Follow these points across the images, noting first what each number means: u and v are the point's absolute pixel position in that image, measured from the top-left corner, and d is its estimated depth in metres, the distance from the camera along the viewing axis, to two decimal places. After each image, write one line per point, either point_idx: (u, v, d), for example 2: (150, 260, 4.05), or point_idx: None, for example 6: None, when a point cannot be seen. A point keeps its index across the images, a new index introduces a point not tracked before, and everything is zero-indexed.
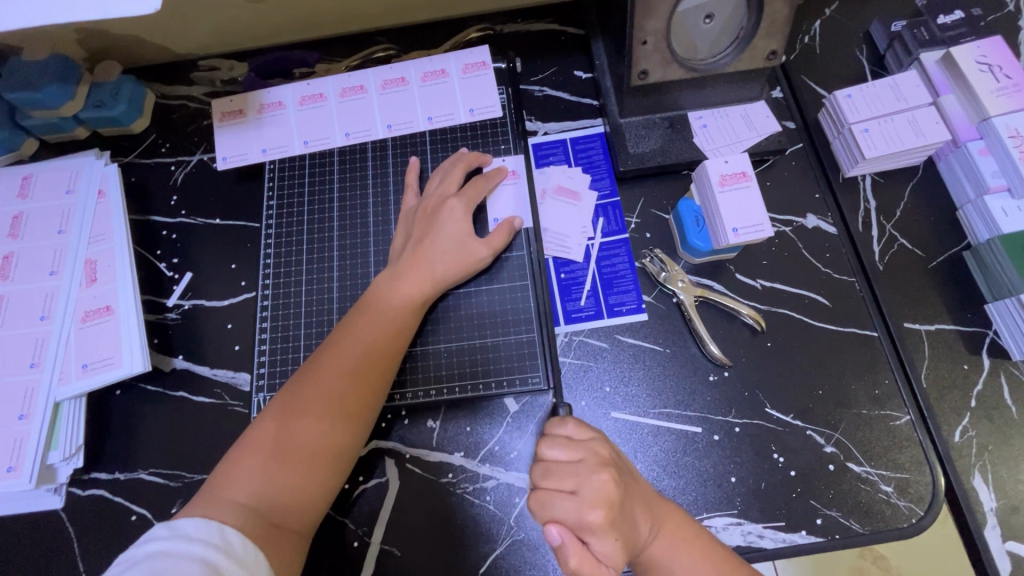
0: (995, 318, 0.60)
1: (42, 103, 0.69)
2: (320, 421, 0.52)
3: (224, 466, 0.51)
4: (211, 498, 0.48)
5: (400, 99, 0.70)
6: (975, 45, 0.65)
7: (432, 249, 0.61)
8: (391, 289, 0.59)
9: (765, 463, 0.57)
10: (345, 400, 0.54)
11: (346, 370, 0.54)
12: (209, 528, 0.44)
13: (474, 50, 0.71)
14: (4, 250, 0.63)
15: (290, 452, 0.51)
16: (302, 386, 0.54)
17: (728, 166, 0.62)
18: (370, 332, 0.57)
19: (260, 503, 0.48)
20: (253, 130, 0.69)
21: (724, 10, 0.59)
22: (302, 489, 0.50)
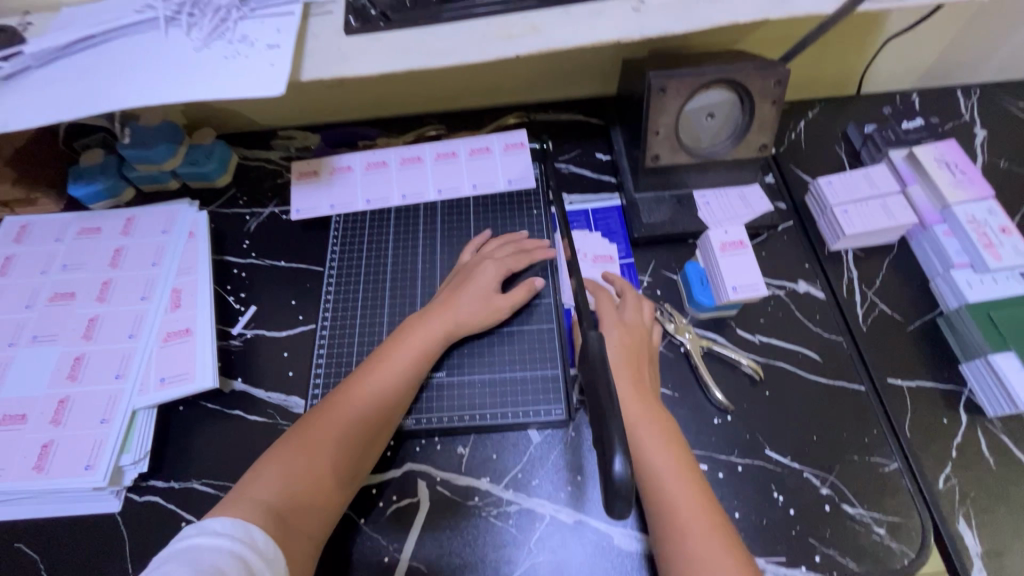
0: (969, 378, 0.67)
1: (148, 158, 0.82)
2: (340, 439, 0.58)
3: (251, 471, 0.55)
4: (238, 496, 0.52)
5: (449, 170, 0.82)
6: (934, 146, 0.78)
7: (462, 301, 0.69)
8: (415, 329, 0.66)
9: (766, 501, 0.63)
10: (364, 422, 0.60)
11: (368, 397, 0.61)
12: (233, 526, 0.48)
13: (514, 132, 0.84)
14: (104, 278, 0.73)
15: (312, 465, 0.56)
16: (327, 408, 0.59)
17: (728, 235, 0.72)
18: (391, 366, 0.63)
19: (283, 506, 0.53)
20: (324, 189, 0.82)
21: (722, 110, 0.73)
22: (318, 498, 0.56)
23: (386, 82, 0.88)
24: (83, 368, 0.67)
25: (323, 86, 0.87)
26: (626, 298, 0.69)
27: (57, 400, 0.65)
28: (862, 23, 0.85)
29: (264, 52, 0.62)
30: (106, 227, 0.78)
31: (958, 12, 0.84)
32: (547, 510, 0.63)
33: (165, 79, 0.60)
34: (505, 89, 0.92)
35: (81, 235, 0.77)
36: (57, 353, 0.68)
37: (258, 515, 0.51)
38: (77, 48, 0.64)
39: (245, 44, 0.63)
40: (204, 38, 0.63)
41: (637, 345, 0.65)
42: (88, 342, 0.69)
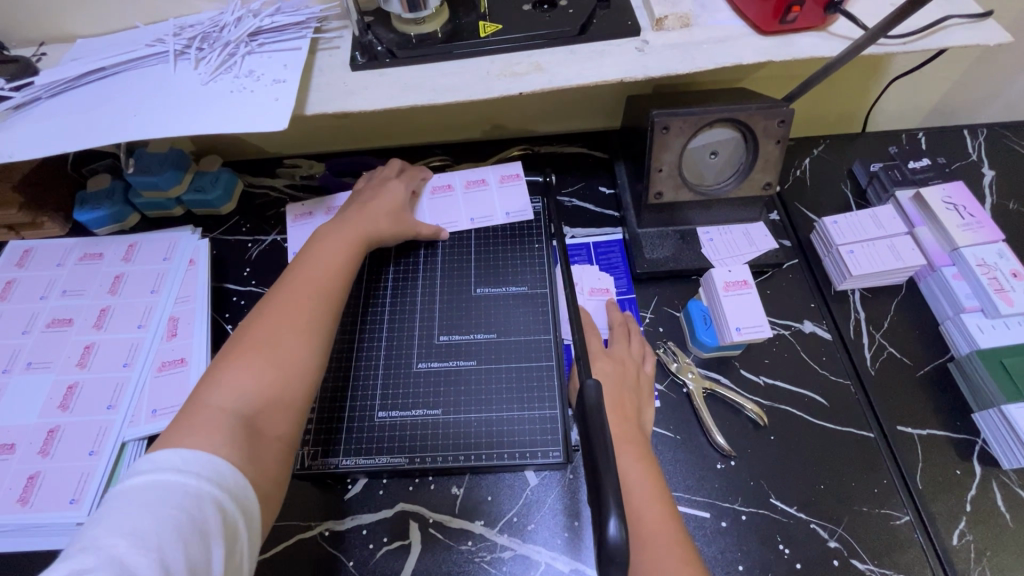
0: (982, 427, 0.65)
1: (154, 186, 0.82)
2: (293, 336, 0.56)
3: (199, 388, 0.51)
4: (193, 412, 0.49)
5: (446, 205, 0.82)
6: (941, 187, 0.77)
7: (374, 209, 0.73)
8: (337, 234, 0.68)
9: (771, 554, 0.60)
10: (310, 316, 0.59)
11: (306, 293, 0.60)
12: (197, 461, 0.44)
13: (509, 164, 0.86)
14: (103, 304, 0.73)
15: (266, 365, 0.53)
16: (263, 314, 0.58)
17: (731, 274, 0.71)
18: (325, 267, 0.64)
19: (246, 408, 0.50)
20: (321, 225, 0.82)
21: (726, 149, 0.72)
22: (281, 396, 0.53)
23: (391, 114, 0.88)
24: (75, 398, 0.66)
25: (330, 117, 0.88)
26: (615, 332, 0.70)
27: (47, 429, 0.64)
28: (866, 64, 0.85)
29: (270, 86, 0.63)
30: (108, 254, 0.78)
31: (963, 54, 0.85)
32: (542, 557, 0.61)
33: (171, 111, 0.61)
34: (510, 122, 0.93)
35: (83, 261, 0.77)
36: (51, 381, 0.67)
37: (219, 422, 0.48)
38: (86, 79, 0.65)
39: (252, 78, 0.63)
40: (212, 72, 0.64)
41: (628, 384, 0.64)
42: (82, 370, 0.68)
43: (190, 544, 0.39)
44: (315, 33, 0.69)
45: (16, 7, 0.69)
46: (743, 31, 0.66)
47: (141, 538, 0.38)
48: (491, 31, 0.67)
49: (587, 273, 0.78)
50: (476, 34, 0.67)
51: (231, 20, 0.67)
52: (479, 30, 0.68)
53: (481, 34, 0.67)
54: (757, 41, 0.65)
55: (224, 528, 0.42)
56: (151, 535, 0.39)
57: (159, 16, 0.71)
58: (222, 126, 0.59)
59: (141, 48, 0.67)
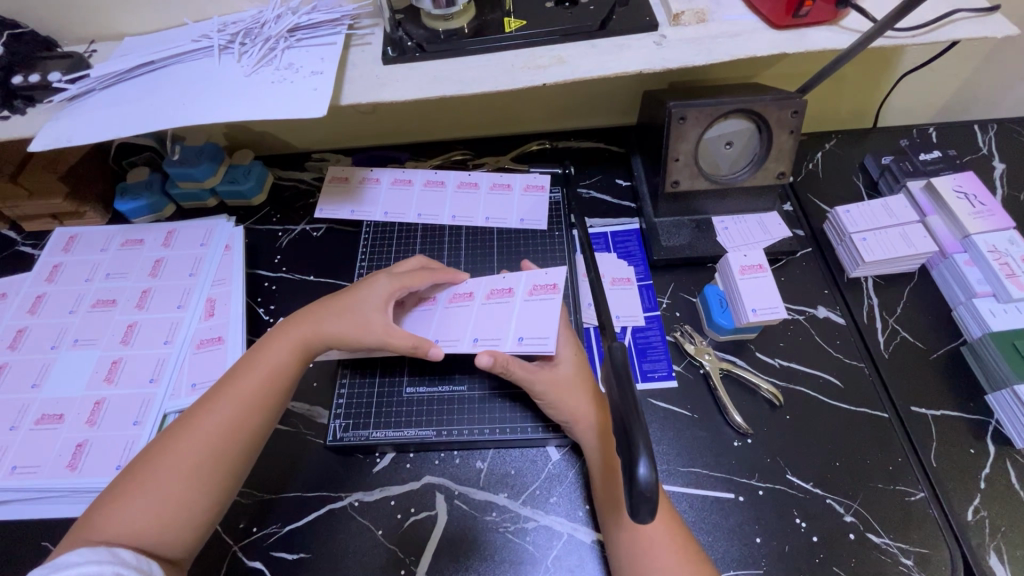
0: (996, 408, 0.67)
1: (191, 177, 0.86)
2: (188, 475, 0.54)
3: (99, 505, 0.53)
4: (87, 532, 0.51)
5: (460, 316, 0.68)
6: (952, 178, 0.79)
7: (328, 314, 0.65)
8: (279, 340, 0.63)
9: (789, 527, 0.62)
10: (216, 445, 0.56)
11: (214, 417, 0.57)
12: (96, 552, 0.47)
13: (538, 175, 0.87)
14: (144, 286, 0.77)
15: (159, 496, 0.53)
16: (174, 434, 0.56)
17: (747, 259, 0.74)
18: (242, 387, 0.59)
19: (137, 534, 0.51)
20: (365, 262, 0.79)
21: (741, 140, 0.75)
22: (176, 524, 0.53)
23: (416, 109, 0.92)
24: (119, 372, 0.70)
25: (357, 112, 0.92)
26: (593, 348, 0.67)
27: (94, 401, 0.67)
28: (877, 59, 0.87)
29: (309, 77, 0.66)
30: (149, 240, 0.82)
31: (973, 50, 0.87)
32: (565, 528, 0.63)
33: (216, 102, 0.65)
34: (529, 118, 0.96)
35: (125, 247, 0.81)
36: (96, 357, 0.71)
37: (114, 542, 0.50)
38: (137, 72, 0.69)
39: (291, 71, 0.67)
40: (254, 65, 0.68)
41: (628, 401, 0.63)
42: (125, 347, 0.72)
43: None
44: (349, 30, 0.73)
45: (71, 7, 0.74)
46: (757, 25, 0.69)
47: None
48: (515, 27, 0.71)
49: (607, 260, 0.80)
50: (501, 30, 0.71)
51: (271, 17, 0.71)
52: (504, 26, 0.71)
53: (505, 30, 0.70)
54: (770, 35, 0.68)
55: None
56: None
57: (203, 15, 0.76)
58: (265, 113, 0.63)
59: (187, 43, 0.71)
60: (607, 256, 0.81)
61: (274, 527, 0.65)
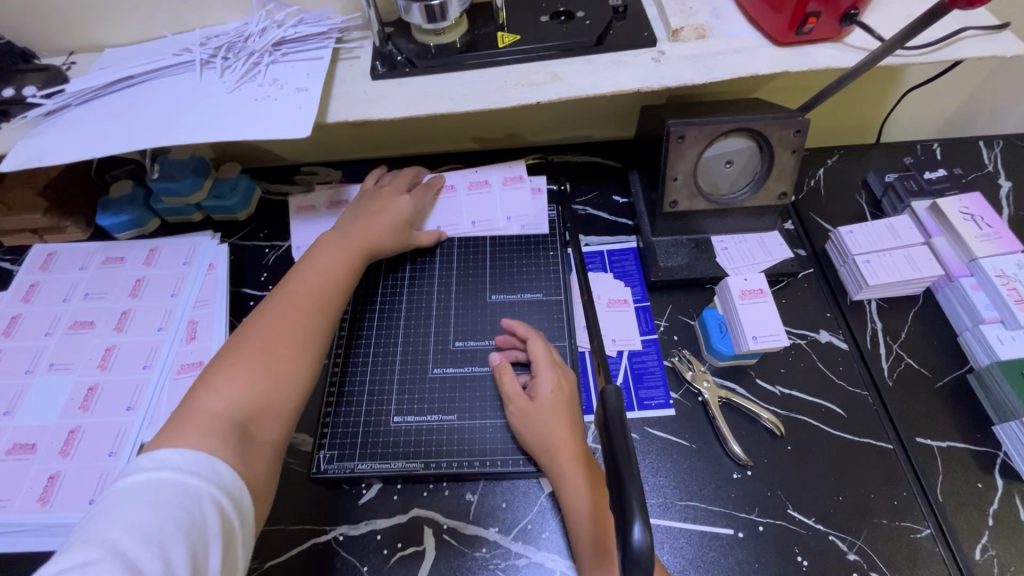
0: (1004, 440, 0.64)
1: (175, 192, 0.83)
2: (287, 346, 0.58)
3: (188, 397, 0.52)
4: (186, 419, 0.50)
5: (446, 206, 0.83)
6: (958, 198, 0.77)
7: (378, 225, 0.73)
8: (338, 247, 0.69)
9: (790, 566, 0.59)
10: (305, 324, 0.60)
11: (301, 300, 0.62)
12: (196, 461, 0.46)
13: (513, 166, 0.84)
14: (124, 307, 0.74)
15: (259, 371, 0.55)
16: (255, 324, 0.58)
17: (747, 282, 0.71)
18: (319, 281, 0.65)
19: (241, 414, 0.52)
20: (321, 224, 0.83)
21: (741, 158, 0.73)
22: (272, 402, 0.55)
23: (408, 122, 0.90)
24: (96, 399, 0.67)
25: (347, 125, 0.90)
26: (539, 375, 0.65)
27: (68, 429, 0.65)
28: (881, 74, 0.85)
29: (293, 94, 0.64)
30: (130, 258, 0.80)
31: (979, 65, 0.85)
32: (557, 565, 0.60)
33: (196, 119, 0.62)
34: (524, 131, 0.94)
35: (105, 265, 0.79)
36: (72, 382, 0.68)
37: (217, 425, 0.50)
38: (115, 87, 0.67)
39: (275, 87, 0.65)
40: (237, 80, 0.65)
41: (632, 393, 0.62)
42: (103, 372, 0.69)
43: (189, 536, 0.41)
44: (337, 43, 0.71)
45: (48, 17, 0.71)
46: (759, 42, 0.67)
47: (144, 532, 0.40)
48: (509, 42, 0.68)
49: (603, 281, 0.78)
50: (494, 45, 0.68)
51: (256, 30, 0.68)
52: (497, 41, 0.69)
53: (498, 45, 0.68)
54: (772, 52, 0.66)
55: (222, 528, 0.44)
56: (154, 532, 0.40)
57: (185, 27, 0.73)
58: (245, 132, 0.60)
59: (168, 57, 0.68)
60: (603, 277, 0.79)
61: (255, 563, 0.62)
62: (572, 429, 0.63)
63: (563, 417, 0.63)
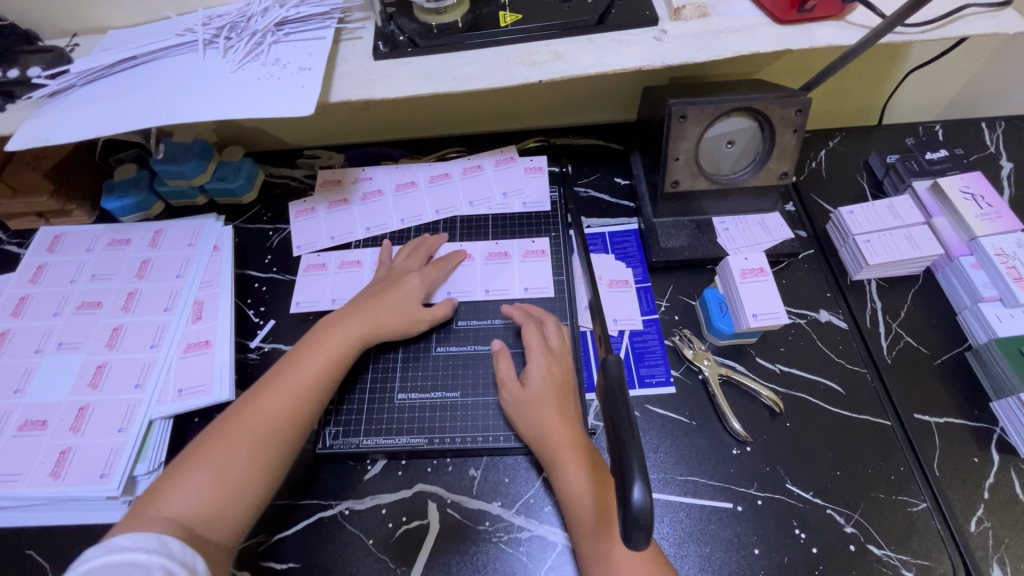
0: (1000, 416, 0.65)
1: (179, 175, 0.84)
2: (250, 445, 0.56)
3: (151, 491, 0.53)
4: (140, 517, 0.50)
5: (463, 274, 0.77)
6: (959, 178, 0.77)
7: (376, 309, 0.69)
8: (336, 331, 0.66)
9: (787, 538, 0.60)
10: (273, 420, 0.58)
11: (275, 396, 0.59)
12: (147, 539, 0.47)
13: (503, 149, 0.88)
14: (130, 288, 0.75)
15: (218, 473, 0.54)
16: (227, 420, 0.57)
17: (748, 262, 0.72)
18: (303, 368, 0.62)
19: (192, 516, 0.51)
20: (328, 282, 0.78)
21: (742, 138, 0.73)
22: (230, 507, 0.53)
23: (410, 105, 0.90)
24: (104, 377, 0.68)
25: (349, 108, 0.90)
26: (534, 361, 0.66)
27: (78, 406, 0.66)
28: (884, 54, 0.85)
29: (296, 73, 0.64)
30: (135, 240, 0.80)
31: (982, 45, 0.84)
32: (559, 538, 0.61)
33: (200, 99, 0.62)
34: (526, 113, 0.94)
35: (111, 247, 0.80)
36: (80, 361, 0.69)
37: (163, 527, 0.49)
38: (119, 67, 0.67)
39: (277, 66, 0.65)
40: (240, 60, 0.66)
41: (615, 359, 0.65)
42: (111, 351, 0.70)
43: None
44: (339, 23, 0.71)
45: None
46: (760, 20, 0.67)
47: None
48: (510, 21, 0.68)
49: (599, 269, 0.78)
50: (496, 24, 0.68)
51: (258, 11, 0.68)
52: (499, 20, 0.69)
53: (500, 24, 0.68)
54: (774, 30, 0.65)
55: None
56: None
57: (187, 8, 0.73)
58: (248, 111, 0.61)
59: (172, 37, 0.68)
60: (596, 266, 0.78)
61: (264, 536, 0.63)
62: (566, 412, 0.63)
63: (558, 400, 0.63)
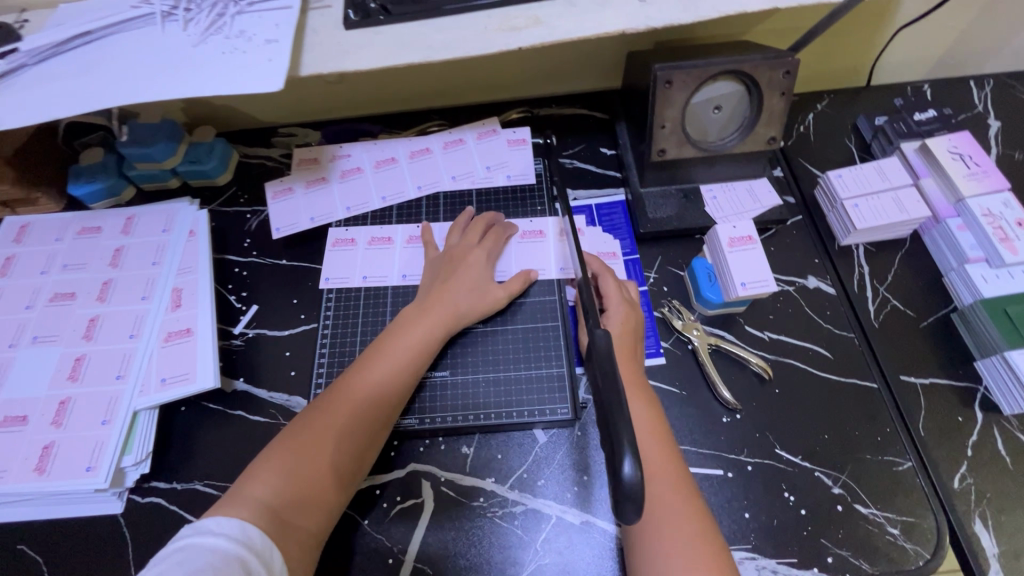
0: (984, 374, 0.66)
1: (149, 158, 0.80)
2: (337, 437, 0.57)
3: (243, 475, 0.54)
4: (233, 498, 0.51)
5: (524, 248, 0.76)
6: (947, 137, 0.76)
7: (452, 293, 0.68)
8: (415, 323, 0.66)
9: (777, 501, 0.61)
10: (359, 411, 0.59)
11: (361, 389, 0.60)
12: (231, 525, 0.48)
13: (485, 122, 0.85)
14: (104, 277, 0.73)
15: (308, 462, 0.55)
16: (318, 410, 0.58)
17: (736, 230, 0.71)
18: (390, 361, 0.63)
19: (281, 503, 0.52)
20: (358, 259, 0.77)
21: (730, 103, 0.71)
22: (319, 494, 0.54)
23: (387, 77, 0.86)
24: (84, 369, 0.66)
25: (323, 82, 0.86)
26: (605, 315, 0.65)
27: (58, 400, 0.64)
28: (873, 12, 0.83)
29: (262, 46, 0.61)
30: (106, 227, 0.78)
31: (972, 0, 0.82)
32: (553, 510, 0.62)
33: (160, 77, 0.59)
34: (508, 84, 0.91)
35: (81, 235, 0.77)
36: (58, 354, 0.67)
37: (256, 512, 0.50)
38: (73, 44, 0.63)
39: (241, 39, 0.61)
40: (201, 34, 0.62)
41: (635, 320, 0.65)
42: (89, 343, 0.68)
43: None
44: None
45: None
46: None
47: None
48: None
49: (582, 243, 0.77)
50: None
51: None
52: None
53: None
54: None
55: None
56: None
57: None
58: (212, 88, 0.58)
59: (126, 10, 0.64)
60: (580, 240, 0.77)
61: None
62: (631, 365, 0.62)
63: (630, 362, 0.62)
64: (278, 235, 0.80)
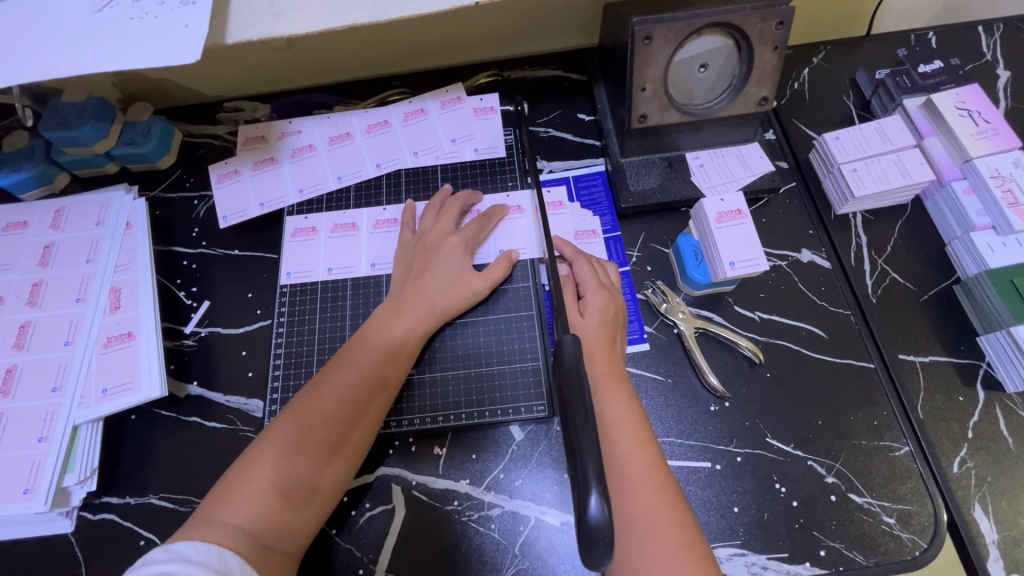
0: (987, 350, 0.62)
1: (77, 141, 0.72)
2: (314, 449, 0.53)
3: (215, 496, 0.50)
4: (203, 523, 0.48)
5: (504, 231, 0.70)
6: (954, 92, 0.70)
7: (431, 288, 0.63)
8: (393, 322, 0.61)
9: (767, 494, 0.58)
10: (335, 421, 0.54)
11: (336, 397, 0.55)
12: (206, 552, 0.44)
13: (448, 89, 0.77)
14: (33, 279, 0.67)
15: (284, 480, 0.51)
16: (290, 421, 0.54)
17: (724, 204, 0.65)
18: (366, 364, 0.58)
19: (257, 527, 0.48)
20: (322, 250, 0.70)
21: (717, 61, 0.64)
22: (296, 513, 0.51)
23: (339, 40, 0.78)
24: (15, 382, 0.61)
25: (267, 48, 0.77)
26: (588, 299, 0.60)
27: None
28: None
29: (177, 10, 0.52)
30: (33, 221, 0.71)
31: None
32: (532, 512, 0.58)
33: (59, 49, 0.51)
34: (474, 44, 0.82)
35: (6, 232, 0.70)
36: None
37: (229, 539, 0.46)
38: None
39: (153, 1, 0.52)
40: None
41: (617, 309, 0.61)
42: (19, 353, 0.62)
43: None
44: None
45: None
46: None
47: None
48: None
49: (557, 222, 0.71)
50: None
51: None
52: None
53: None
54: None
55: None
56: None
57: None
58: (121, 62, 0.50)
59: None
60: (557, 218, 0.71)
61: None
62: (614, 356, 0.58)
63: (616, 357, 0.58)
64: (226, 223, 0.73)
